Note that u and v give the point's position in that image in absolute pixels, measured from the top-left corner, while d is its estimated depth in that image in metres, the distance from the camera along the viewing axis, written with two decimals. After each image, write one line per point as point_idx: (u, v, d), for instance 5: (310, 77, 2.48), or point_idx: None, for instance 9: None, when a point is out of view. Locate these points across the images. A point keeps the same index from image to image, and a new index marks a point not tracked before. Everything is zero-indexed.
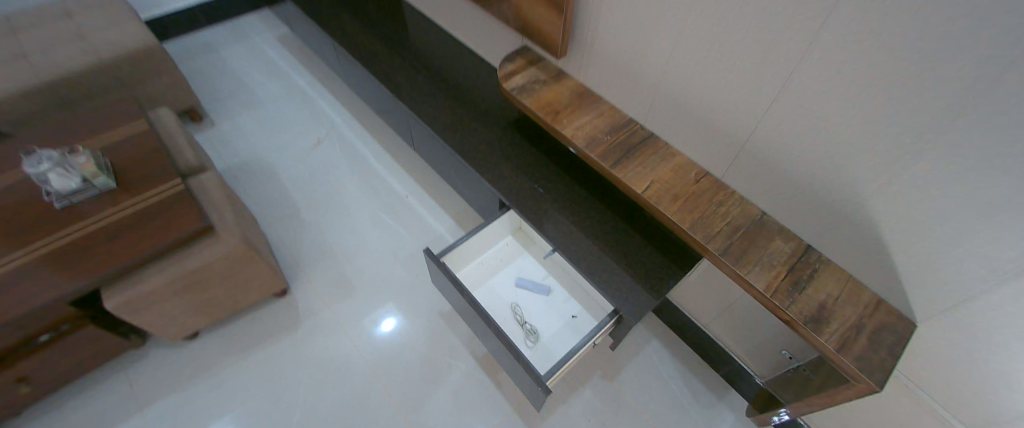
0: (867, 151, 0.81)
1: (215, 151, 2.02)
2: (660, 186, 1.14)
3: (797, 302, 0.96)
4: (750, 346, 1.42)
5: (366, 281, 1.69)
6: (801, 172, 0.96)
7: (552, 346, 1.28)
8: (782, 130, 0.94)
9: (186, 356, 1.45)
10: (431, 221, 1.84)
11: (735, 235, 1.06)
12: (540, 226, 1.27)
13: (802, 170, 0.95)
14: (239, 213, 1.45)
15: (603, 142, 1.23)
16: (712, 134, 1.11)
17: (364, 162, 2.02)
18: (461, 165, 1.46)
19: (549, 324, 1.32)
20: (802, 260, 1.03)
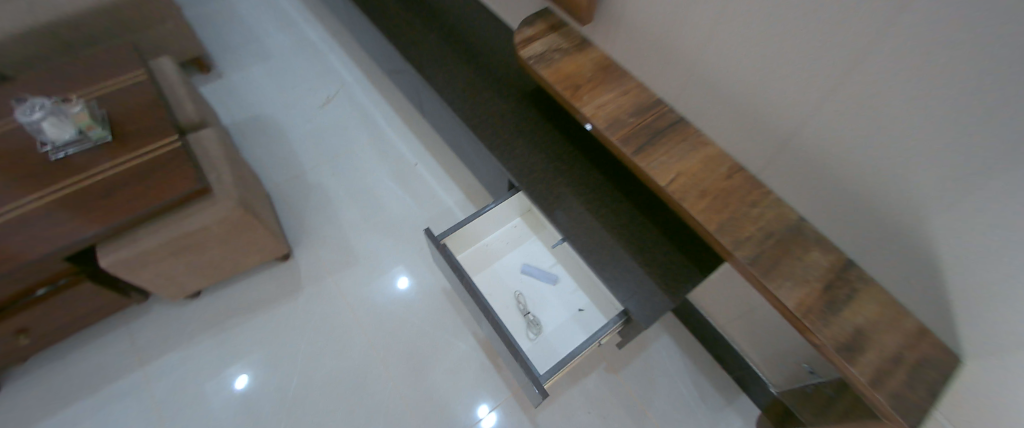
0: (941, 163, 0.67)
1: (222, 105, 1.95)
2: (688, 179, 1.01)
3: (831, 324, 0.86)
4: (768, 354, 1.34)
5: (369, 251, 1.64)
6: (856, 178, 0.82)
7: (556, 338, 1.23)
8: (834, 129, 0.80)
9: (187, 315, 1.45)
10: (439, 191, 1.76)
11: (768, 242, 0.95)
12: (550, 212, 1.17)
13: (857, 177, 0.82)
14: (239, 174, 1.39)
15: (625, 124, 1.08)
16: (753, 125, 0.96)
17: (373, 125, 1.92)
18: (471, 138, 1.36)
19: (554, 315, 1.26)
20: (840, 276, 0.91)
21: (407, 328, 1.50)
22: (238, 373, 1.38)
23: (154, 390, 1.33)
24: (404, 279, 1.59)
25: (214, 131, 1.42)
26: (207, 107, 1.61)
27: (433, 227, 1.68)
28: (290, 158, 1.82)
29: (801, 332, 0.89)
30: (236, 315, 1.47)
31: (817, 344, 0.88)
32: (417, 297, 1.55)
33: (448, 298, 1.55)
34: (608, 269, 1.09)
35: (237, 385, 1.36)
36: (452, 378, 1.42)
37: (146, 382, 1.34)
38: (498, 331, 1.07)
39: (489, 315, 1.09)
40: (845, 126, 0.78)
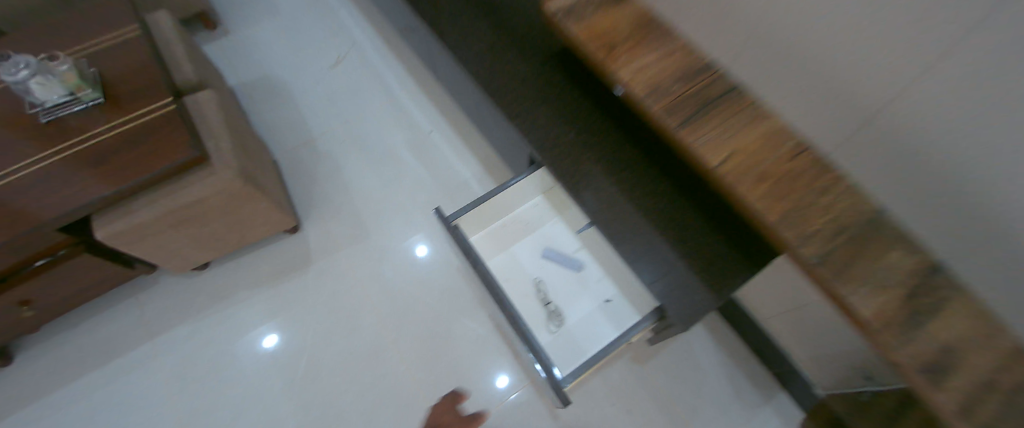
0: None
1: (227, 64, 1.84)
2: (743, 160, 0.84)
3: (913, 341, 0.71)
4: (814, 355, 1.23)
5: (380, 225, 1.54)
6: (968, 163, 0.65)
7: (579, 331, 1.12)
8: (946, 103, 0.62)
9: (194, 288, 1.41)
10: (455, 162, 1.63)
11: (838, 239, 0.79)
12: (577, 193, 1.04)
13: (971, 162, 0.64)
14: (239, 142, 1.30)
15: (669, 92, 0.91)
16: (834, 93, 0.79)
17: (385, 88, 1.78)
18: (489, 106, 1.21)
19: (577, 305, 1.15)
20: (926, 282, 0.75)
21: (422, 302, 1.42)
22: (266, 332, 1.36)
23: (162, 363, 1.31)
24: (423, 247, 1.51)
25: (211, 93, 1.31)
26: (207, 67, 1.50)
27: (448, 201, 1.57)
28: (297, 124, 1.70)
29: (874, 346, 0.74)
30: (242, 289, 1.42)
31: (892, 361, 0.72)
32: (433, 269, 1.47)
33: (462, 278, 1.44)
34: (640, 260, 0.97)
35: (265, 344, 1.35)
36: (473, 352, 1.36)
37: (154, 355, 1.32)
38: (515, 326, 0.98)
39: (506, 309, 0.99)
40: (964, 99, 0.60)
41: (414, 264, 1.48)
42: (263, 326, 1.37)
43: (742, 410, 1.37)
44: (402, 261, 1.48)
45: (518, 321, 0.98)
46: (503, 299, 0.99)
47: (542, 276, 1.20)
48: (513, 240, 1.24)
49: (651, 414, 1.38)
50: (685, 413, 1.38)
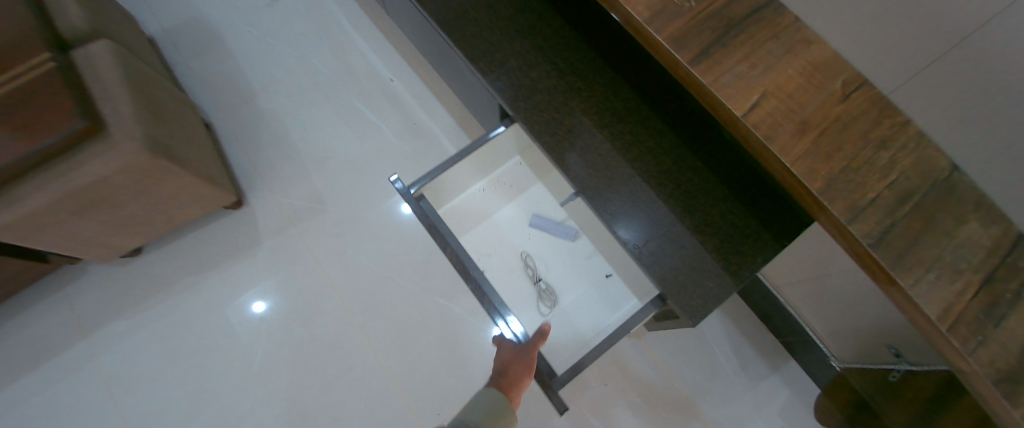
0: None
1: (142, 4, 1.52)
2: (779, 104, 0.62)
3: (987, 341, 0.54)
4: (837, 327, 1.07)
5: (338, 195, 1.34)
6: None
7: (575, 309, 0.99)
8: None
9: (131, 276, 1.25)
10: (421, 113, 1.40)
11: (904, 208, 0.59)
12: (559, 155, 0.81)
13: None
14: (151, 101, 1.05)
15: (680, 12, 0.66)
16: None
17: (336, 28, 1.49)
18: (447, 45, 0.95)
19: (571, 280, 1.02)
20: (1006, 263, 0.56)
21: (399, 270, 1.28)
22: (254, 299, 1.24)
23: (102, 363, 1.18)
24: (409, 204, 1.34)
25: (106, 40, 1.04)
26: (107, 10, 1.21)
27: (416, 164, 1.36)
28: (233, 77, 1.44)
29: (935, 349, 0.58)
30: (185, 276, 1.25)
31: (958, 367, 0.57)
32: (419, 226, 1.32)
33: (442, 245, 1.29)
34: (636, 239, 0.77)
35: (255, 309, 1.24)
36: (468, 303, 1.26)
37: (93, 355, 1.18)
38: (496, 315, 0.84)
39: (484, 297, 0.83)
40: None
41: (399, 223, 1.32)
42: (253, 291, 1.24)
43: (745, 382, 1.26)
44: (379, 222, 1.32)
45: (496, 311, 0.82)
46: (481, 286, 0.82)
47: (531, 249, 1.05)
48: (497, 207, 1.07)
49: (645, 388, 1.28)
50: (684, 389, 1.27)
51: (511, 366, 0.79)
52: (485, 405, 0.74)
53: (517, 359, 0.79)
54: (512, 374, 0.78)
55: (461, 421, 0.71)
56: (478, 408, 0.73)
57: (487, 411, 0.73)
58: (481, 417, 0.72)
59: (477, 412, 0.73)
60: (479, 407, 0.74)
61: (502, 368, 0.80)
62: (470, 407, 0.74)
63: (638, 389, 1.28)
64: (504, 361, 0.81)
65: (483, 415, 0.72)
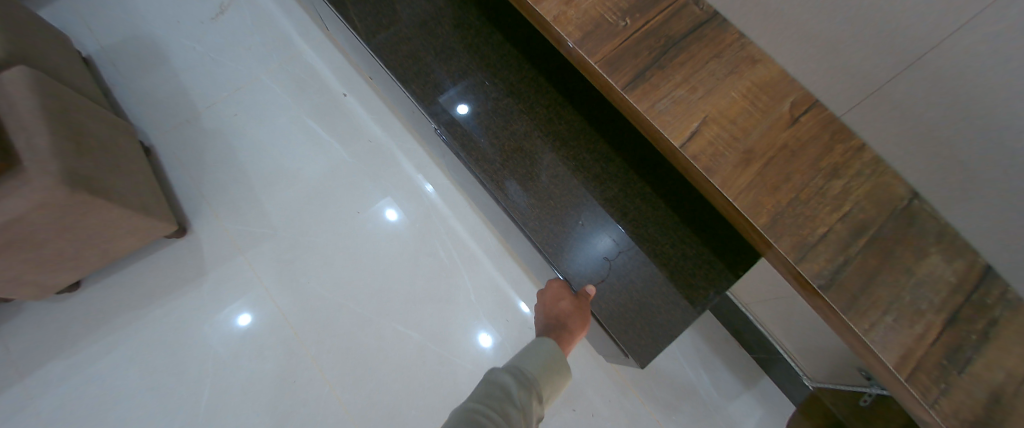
0: None
1: (78, 22, 1.45)
2: (721, 131, 0.57)
3: (953, 390, 0.48)
4: (805, 348, 1.01)
5: (288, 217, 1.28)
6: None
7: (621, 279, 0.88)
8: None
9: (69, 314, 1.18)
10: (376, 128, 1.35)
11: (858, 243, 0.53)
12: (498, 181, 0.79)
13: None
14: (71, 130, 0.98)
15: (614, 32, 0.61)
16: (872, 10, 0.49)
17: (285, 41, 1.43)
18: (384, 65, 0.89)
19: None
20: (971, 301, 0.50)
21: (353, 297, 1.22)
22: (241, 310, 1.20)
23: (36, 409, 1.11)
24: (394, 211, 1.29)
25: (21, 67, 0.97)
26: (30, 32, 1.14)
27: (374, 181, 1.31)
28: (177, 97, 1.37)
29: (895, 394, 0.53)
30: (128, 310, 1.19)
31: (923, 419, 0.51)
32: (408, 234, 1.27)
33: (428, 243, 1.26)
34: (610, 250, 0.74)
35: (238, 324, 1.19)
36: (444, 320, 1.21)
37: (29, 399, 1.12)
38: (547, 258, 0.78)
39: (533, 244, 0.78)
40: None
41: (383, 233, 1.27)
42: (236, 303, 1.21)
43: (718, 401, 1.22)
44: (334, 245, 1.26)
45: (547, 250, 0.77)
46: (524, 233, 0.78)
47: None
48: None
49: (614, 412, 1.22)
50: (655, 410, 1.22)
51: (568, 320, 0.73)
52: (544, 356, 0.67)
53: (570, 308, 0.74)
54: (569, 324, 0.73)
55: (518, 370, 0.64)
56: (534, 360, 0.66)
57: (545, 366, 0.66)
58: (538, 369, 0.65)
59: (535, 362, 0.66)
60: (535, 359, 0.66)
61: (557, 321, 0.74)
62: (526, 356, 0.67)
63: (607, 412, 1.22)
64: (558, 315, 0.75)
65: (540, 369, 0.65)
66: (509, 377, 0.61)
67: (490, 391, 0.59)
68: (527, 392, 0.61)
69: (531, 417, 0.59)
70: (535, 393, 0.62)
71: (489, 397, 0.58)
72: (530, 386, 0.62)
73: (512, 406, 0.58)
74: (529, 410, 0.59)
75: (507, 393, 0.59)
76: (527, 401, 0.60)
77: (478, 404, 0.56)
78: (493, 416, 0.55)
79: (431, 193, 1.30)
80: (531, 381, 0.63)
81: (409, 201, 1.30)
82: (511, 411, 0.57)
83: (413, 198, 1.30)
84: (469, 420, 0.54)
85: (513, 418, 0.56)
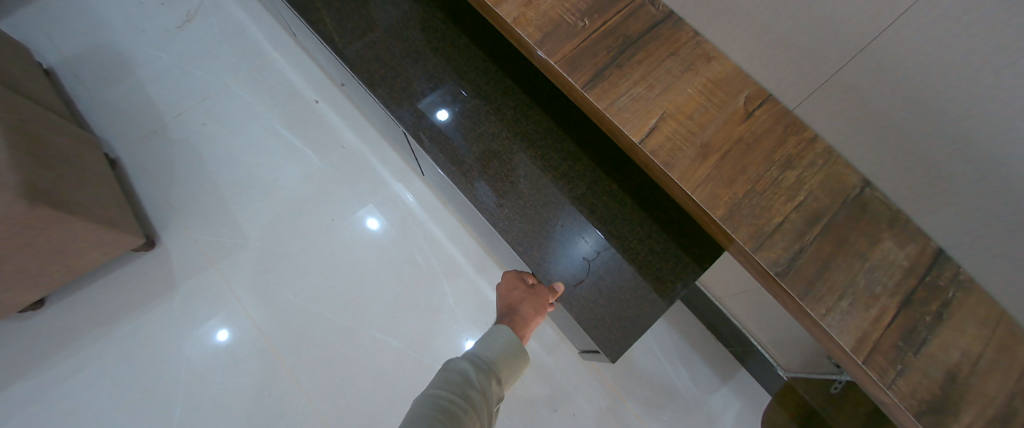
0: None
1: (39, 34, 1.41)
2: (678, 126, 0.58)
3: (908, 370, 0.50)
4: (777, 339, 1.03)
5: (262, 228, 1.25)
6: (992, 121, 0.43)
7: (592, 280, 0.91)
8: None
9: (33, 333, 1.14)
10: (350, 135, 1.34)
11: (812, 231, 0.54)
12: (469, 181, 0.79)
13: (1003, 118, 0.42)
14: (29, 143, 0.95)
15: (573, 32, 0.62)
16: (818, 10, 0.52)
17: (256, 49, 1.41)
18: (354, 70, 0.89)
19: None
20: (924, 283, 0.52)
21: (330, 306, 1.20)
22: (219, 325, 1.17)
23: None
24: (374, 220, 1.28)
25: None
26: None
27: (350, 187, 1.30)
28: (144, 108, 1.34)
29: (853, 376, 0.54)
30: (96, 327, 1.15)
31: (880, 399, 0.53)
32: (387, 241, 1.26)
33: (407, 250, 1.25)
34: (588, 252, 0.75)
35: (220, 338, 1.17)
36: (424, 326, 1.20)
37: None
38: (522, 253, 0.77)
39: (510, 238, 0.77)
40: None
41: (361, 240, 1.26)
42: (212, 320, 1.18)
43: (697, 394, 1.23)
44: (309, 254, 1.24)
45: (523, 246, 0.77)
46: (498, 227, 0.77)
47: None
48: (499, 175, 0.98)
49: (598, 410, 1.23)
50: (637, 407, 1.23)
51: (522, 304, 0.73)
52: (501, 342, 0.66)
53: (529, 296, 0.74)
54: (525, 310, 0.72)
55: (477, 356, 0.63)
56: (492, 345, 0.65)
57: (503, 349, 0.65)
58: (496, 354, 0.64)
59: (492, 347, 0.65)
60: (492, 344, 0.65)
61: (510, 307, 0.73)
62: (483, 342, 0.66)
63: (590, 410, 1.23)
64: (512, 301, 0.74)
65: (498, 353, 0.64)
66: (468, 363, 0.61)
67: (450, 376, 0.58)
68: (487, 376, 0.61)
69: (492, 400, 0.59)
70: (494, 376, 0.62)
71: (449, 383, 0.57)
72: (489, 369, 0.62)
73: (472, 390, 0.57)
74: (489, 394, 0.59)
75: (467, 378, 0.59)
76: (487, 384, 0.60)
77: (439, 390, 0.55)
78: (455, 402, 0.54)
79: (408, 199, 1.30)
80: (490, 365, 0.63)
81: (386, 207, 1.29)
82: (472, 395, 0.57)
83: (390, 205, 1.29)
84: (430, 408, 0.53)
85: (475, 402, 0.56)
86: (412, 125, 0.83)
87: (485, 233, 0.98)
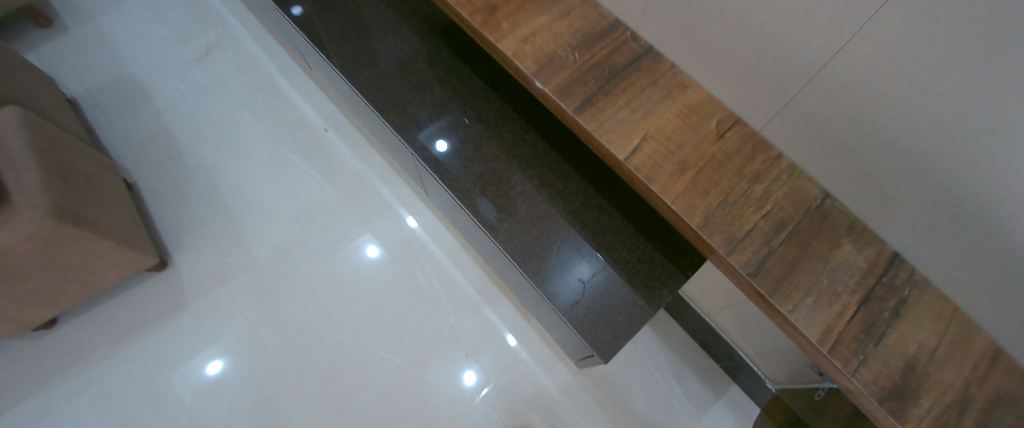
0: None
1: (67, 67, 1.50)
2: (658, 146, 0.65)
3: (870, 360, 0.56)
4: (762, 350, 1.08)
5: (271, 249, 1.31)
6: (924, 143, 0.50)
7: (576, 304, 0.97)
8: (922, 31, 0.44)
9: (44, 350, 1.16)
10: (356, 161, 1.42)
11: (779, 236, 0.61)
12: (471, 199, 0.86)
13: (931, 137, 0.49)
14: (60, 167, 1.02)
15: (565, 64, 0.71)
16: (766, 50, 0.59)
17: (270, 82, 1.51)
18: (365, 99, 0.97)
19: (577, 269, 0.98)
20: (881, 282, 0.59)
21: (334, 323, 1.24)
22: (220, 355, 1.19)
23: None
24: (375, 248, 1.33)
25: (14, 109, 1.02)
26: (21, 78, 1.19)
27: (355, 211, 1.36)
28: (162, 136, 1.42)
29: (823, 368, 0.59)
30: (106, 345, 1.18)
31: (848, 388, 0.58)
32: (391, 262, 1.32)
33: (409, 271, 1.31)
34: (585, 269, 0.81)
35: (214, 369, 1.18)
36: (425, 344, 1.24)
37: None
38: (521, 266, 0.82)
39: (511, 254, 0.83)
40: (944, 19, 0.42)
41: (365, 263, 1.31)
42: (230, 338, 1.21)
43: (688, 408, 1.25)
44: (315, 273, 1.29)
45: (523, 261, 0.82)
46: (498, 244, 0.83)
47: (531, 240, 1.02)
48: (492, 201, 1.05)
49: None
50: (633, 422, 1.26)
51: None
52: None
53: None
54: None
55: None
56: None
57: None
58: None
59: None
60: None
61: None
62: None
63: None
64: None
65: None
66: None
67: None
68: None
69: None
70: None
71: None
72: None
73: None
74: None
75: None
76: None
77: None
78: None
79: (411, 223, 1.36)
80: None
81: (388, 232, 1.35)
82: None
83: (394, 228, 1.35)
84: None
85: None
86: (419, 150, 0.90)
87: (484, 250, 1.03)
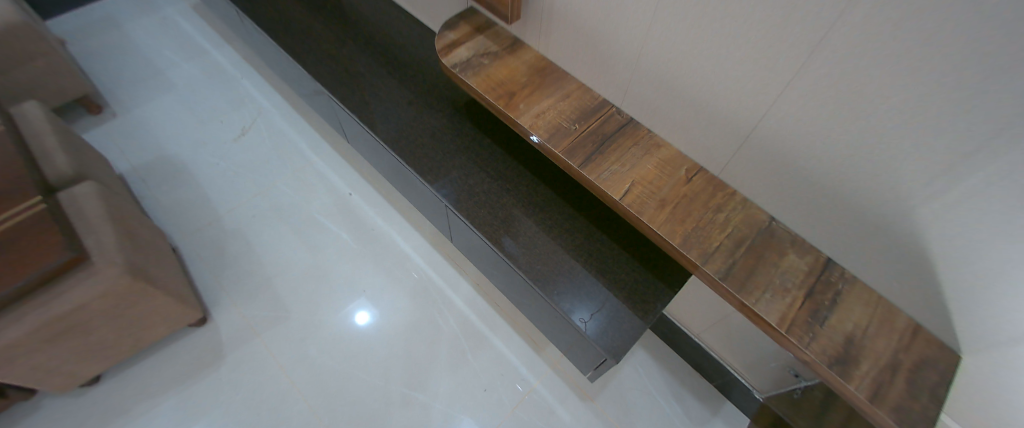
0: (914, 151, 0.59)
1: (116, 146, 1.68)
2: (644, 189, 0.88)
3: (818, 336, 0.75)
4: (747, 363, 1.24)
5: (302, 301, 1.43)
6: (823, 179, 0.73)
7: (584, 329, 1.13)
8: (801, 113, 0.68)
9: (86, 406, 1.22)
10: (379, 219, 1.60)
11: (739, 250, 0.83)
12: (496, 238, 1.05)
13: (825, 174, 0.72)
14: (129, 232, 1.15)
15: (568, 132, 0.95)
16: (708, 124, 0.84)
17: (300, 155, 1.72)
18: (402, 164, 1.19)
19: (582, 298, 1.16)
20: (820, 280, 0.80)
21: (362, 366, 1.34)
22: None
23: None
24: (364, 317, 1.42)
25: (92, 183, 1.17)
26: (90, 157, 1.36)
27: (378, 263, 1.52)
28: (202, 204, 1.58)
29: (785, 347, 0.77)
30: (146, 398, 1.24)
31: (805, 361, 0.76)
32: (412, 307, 1.45)
33: (429, 315, 1.44)
34: (593, 289, 0.99)
35: None
36: (447, 381, 1.34)
37: None
38: (541, 290, 0.99)
39: (532, 280, 1.00)
40: (811, 105, 0.66)
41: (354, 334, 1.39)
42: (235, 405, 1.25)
43: None
44: (343, 321, 1.41)
45: (542, 286, 0.99)
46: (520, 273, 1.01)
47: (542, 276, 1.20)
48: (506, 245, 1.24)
49: None
50: None
51: None
52: None
53: None
54: None
55: None
56: None
57: None
58: None
59: None
60: None
61: None
62: None
63: None
64: None
65: None
66: None
67: None
68: None
69: None
70: None
71: None
72: None
73: None
74: None
75: None
76: None
77: None
78: None
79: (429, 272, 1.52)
80: None
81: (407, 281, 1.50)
82: None
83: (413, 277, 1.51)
84: None
85: None
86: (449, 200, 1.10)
87: (503, 285, 1.20)
